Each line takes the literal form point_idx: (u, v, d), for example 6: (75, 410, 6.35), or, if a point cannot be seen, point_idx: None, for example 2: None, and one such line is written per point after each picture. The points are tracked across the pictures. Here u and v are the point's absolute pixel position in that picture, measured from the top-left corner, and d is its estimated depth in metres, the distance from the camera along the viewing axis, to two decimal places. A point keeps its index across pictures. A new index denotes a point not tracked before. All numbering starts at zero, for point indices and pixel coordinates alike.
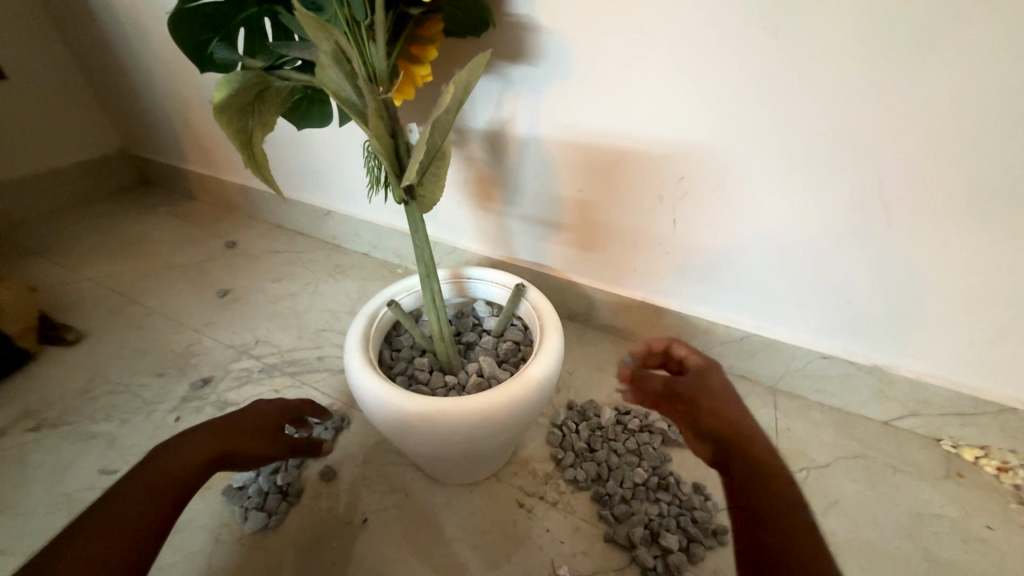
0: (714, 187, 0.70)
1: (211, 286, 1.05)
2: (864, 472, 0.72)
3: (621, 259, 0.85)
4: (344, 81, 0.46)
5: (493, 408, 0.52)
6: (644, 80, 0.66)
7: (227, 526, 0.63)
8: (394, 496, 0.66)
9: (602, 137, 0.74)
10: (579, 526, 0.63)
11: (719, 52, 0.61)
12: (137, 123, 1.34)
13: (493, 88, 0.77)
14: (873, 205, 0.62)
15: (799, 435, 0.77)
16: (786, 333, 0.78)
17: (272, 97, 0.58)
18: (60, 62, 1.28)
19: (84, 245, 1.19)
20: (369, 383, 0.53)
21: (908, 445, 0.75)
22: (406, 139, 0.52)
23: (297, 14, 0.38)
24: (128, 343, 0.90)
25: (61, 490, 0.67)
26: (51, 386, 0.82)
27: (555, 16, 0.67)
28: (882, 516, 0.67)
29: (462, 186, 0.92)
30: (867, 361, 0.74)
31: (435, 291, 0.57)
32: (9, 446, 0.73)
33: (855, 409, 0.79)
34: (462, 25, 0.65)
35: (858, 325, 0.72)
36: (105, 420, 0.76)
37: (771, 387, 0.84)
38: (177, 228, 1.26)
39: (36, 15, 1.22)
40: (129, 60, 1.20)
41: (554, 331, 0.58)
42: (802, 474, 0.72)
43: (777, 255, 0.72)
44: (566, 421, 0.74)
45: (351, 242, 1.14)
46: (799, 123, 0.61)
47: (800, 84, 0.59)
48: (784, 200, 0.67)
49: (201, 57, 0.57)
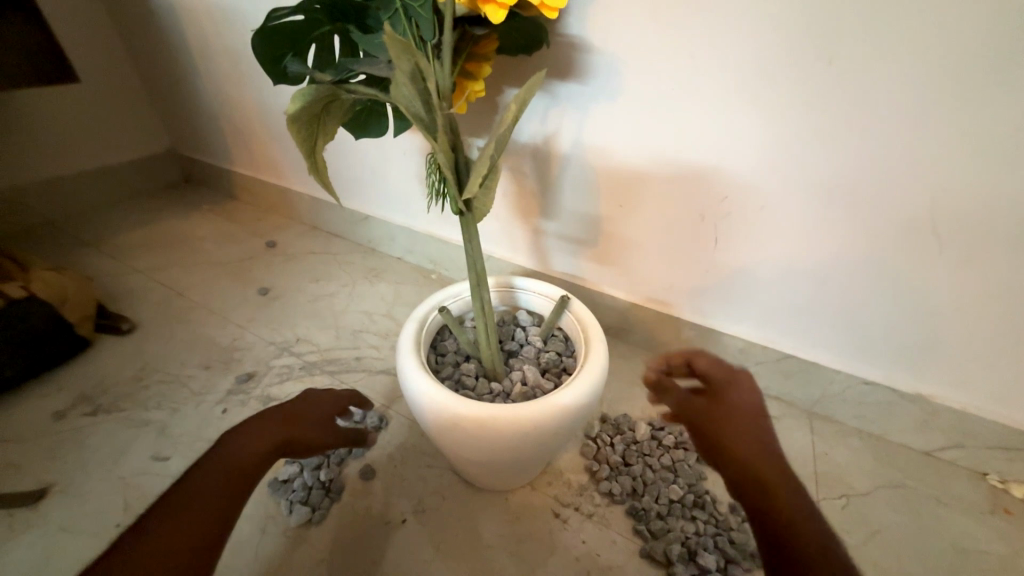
0: (757, 210, 0.71)
1: (253, 283, 1.09)
2: (905, 502, 0.71)
3: (658, 275, 0.85)
4: (417, 98, 0.47)
5: (542, 418, 0.53)
6: (694, 102, 0.68)
7: (272, 518, 0.65)
8: (431, 499, 0.68)
9: (646, 155, 0.75)
10: (615, 540, 0.64)
11: (772, 78, 0.62)
12: (187, 125, 1.41)
13: (541, 104, 0.79)
14: (924, 234, 0.62)
15: (837, 461, 0.76)
16: (825, 357, 0.78)
17: (336, 110, 0.60)
18: (121, 66, 1.36)
19: (135, 239, 1.25)
20: (423, 387, 0.54)
21: (950, 477, 0.74)
22: (466, 153, 0.54)
23: (385, 35, 0.40)
24: (176, 336, 0.94)
25: (117, 473, 0.70)
26: (106, 373, 0.86)
27: (608, 38, 0.69)
28: (926, 548, 0.66)
29: (501, 196, 0.94)
30: (909, 389, 0.73)
31: (485, 299, 0.59)
32: (68, 429, 0.76)
33: (894, 438, 0.78)
34: (517, 44, 0.67)
35: (902, 353, 0.71)
36: (157, 408, 0.80)
37: (807, 411, 0.83)
38: (220, 226, 1.31)
39: (103, 22, 1.30)
40: (185, 66, 1.26)
41: (600, 344, 0.60)
42: (842, 501, 0.71)
43: (819, 278, 0.72)
44: (600, 434, 0.75)
45: (386, 247, 1.18)
46: (851, 151, 0.62)
47: (853, 113, 0.59)
48: (830, 225, 0.67)
49: (274, 68, 0.60)
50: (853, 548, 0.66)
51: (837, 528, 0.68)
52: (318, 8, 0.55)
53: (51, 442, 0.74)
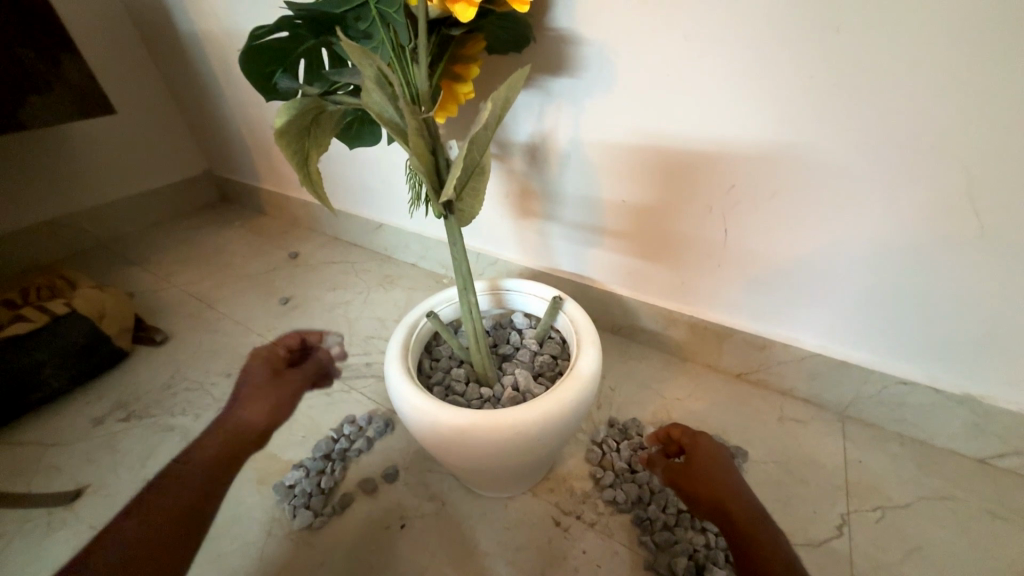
0: (767, 197, 0.66)
1: (275, 293, 1.14)
2: (954, 517, 0.63)
3: (669, 269, 0.81)
4: (387, 103, 0.47)
5: (525, 423, 0.51)
6: (689, 87, 0.64)
7: (278, 521, 0.68)
8: (430, 505, 0.68)
9: (646, 145, 0.71)
10: (617, 551, 0.61)
11: (772, 54, 0.57)
12: (219, 147, 1.50)
13: (534, 102, 0.77)
14: (960, 215, 0.55)
15: (872, 469, 0.69)
16: (854, 354, 0.71)
17: (327, 121, 0.58)
18: (159, 96, 1.47)
19: (173, 256, 1.34)
20: (406, 393, 0.55)
21: (1012, 488, 0.65)
22: (446, 155, 0.53)
23: (342, 42, 0.41)
24: (203, 346, 1.00)
25: (143, 475, 0.76)
26: (140, 382, 0.93)
27: (595, 27, 0.66)
28: (977, 569, 0.58)
29: (503, 197, 0.93)
30: (955, 388, 0.66)
31: (472, 303, 0.58)
32: (104, 433, 0.83)
33: (941, 443, 0.70)
34: (505, 43, 0.65)
35: (943, 347, 0.64)
36: (182, 414, 0.85)
37: (839, 414, 0.76)
38: (249, 240, 1.38)
39: (142, 58, 1.41)
40: (214, 92, 1.35)
41: (591, 346, 0.57)
42: (876, 513, 0.64)
43: (843, 267, 0.65)
44: (606, 438, 0.72)
45: (400, 253, 1.20)
46: (871, 124, 0.55)
47: (872, 82, 0.53)
48: (854, 211, 0.61)
49: (265, 86, 0.62)
50: (887, 567, 0.59)
51: (868, 544, 0.61)
52: (299, 23, 0.56)
53: (90, 446, 0.81)
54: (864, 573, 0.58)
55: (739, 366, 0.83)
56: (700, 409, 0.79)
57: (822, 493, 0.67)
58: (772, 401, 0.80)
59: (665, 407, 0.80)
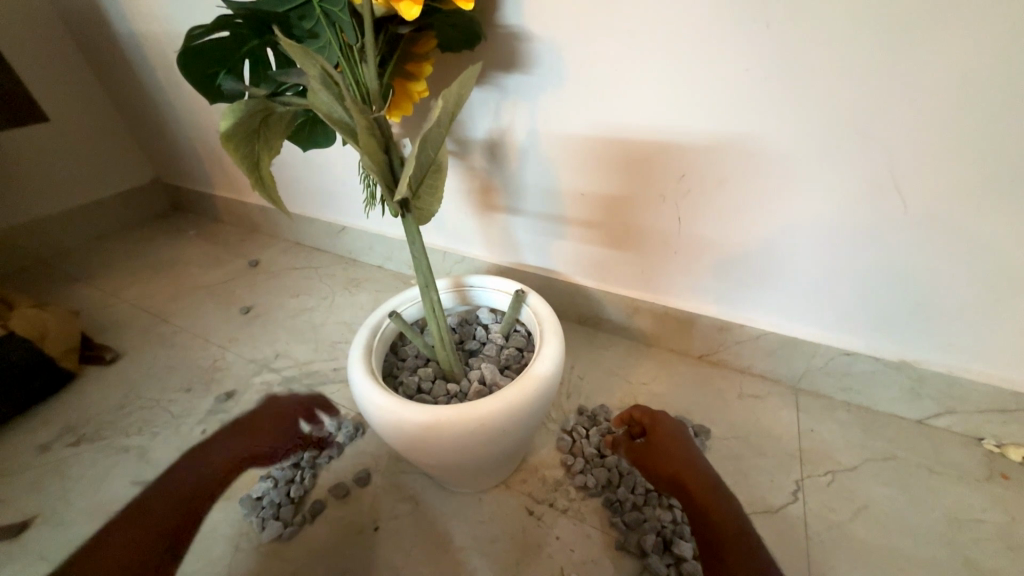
0: (716, 185, 0.69)
1: (235, 303, 1.10)
2: (896, 475, 0.68)
3: (631, 258, 0.83)
4: (335, 103, 0.46)
5: (491, 416, 0.52)
6: (636, 81, 0.66)
7: (246, 535, 0.66)
8: (403, 506, 0.67)
9: (601, 137, 0.73)
10: (589, 534, 0.62)
11: (711, 47, 0.59)
12: (167, 154, 1.43)
13: (489, 99, 0.78)
14: (885, 195, 0.60)
15: (823, 436, 0.73)
16: (802, 331, 0.75)
17: (276, 124, 0.56)
18: (98, 102, 1.39)
19: (122, 270, 1.27)
20: (370, 395, 0.54)
21: (944, 444, 0.71)
22: (400, 154, 0.53)
23: (281, 42, 0.40)
24: (158, 362, 0.95)
25: (97, 500, 0.72)
26: (90, 403, 0.88)
27: (543, 24, 0.67)
28: (916, 521, 0.63)
29: (465, 195, 0.93)
30: (893, 356, 0.71)
31: (434, 300, 0.58)
32: (52, 460, 0.78)
33: (883, 408, 0.76)
34: (457, 40, 0.65)
35: (880, 318, 0.69)
36: (138, 434, 0.81)
37: (793, 387, 0.81)
38: (204, 250, 1.33)
39: (77, 62, 1.33)
40: (158, 96, 1.28)
41: (554, 336, 0.59)
42: (827, 477, 0.68)
43: (789, 248, 0.69)
44: (575, 426, 0.74)
45: (365, 255, 1.18)
46: (803, 114, 0.59)
47: (801, 74, 0.57)
48: (793, 195, 0.65)
49: (208, 89, 0.60)
50: (838, 526, 0.63)
51: (820, 505, 0.65)
52: (240, 23, 0.54)
53: (35, 475, 0.76)
54: (817, 533, 0.62)
55: (700, 349, 0.86)
56: (665, 392, 0.82)
57: (778, 463, 0.71)
58: (732, 379, 0.83)
59: (632, 392, 0.82)
